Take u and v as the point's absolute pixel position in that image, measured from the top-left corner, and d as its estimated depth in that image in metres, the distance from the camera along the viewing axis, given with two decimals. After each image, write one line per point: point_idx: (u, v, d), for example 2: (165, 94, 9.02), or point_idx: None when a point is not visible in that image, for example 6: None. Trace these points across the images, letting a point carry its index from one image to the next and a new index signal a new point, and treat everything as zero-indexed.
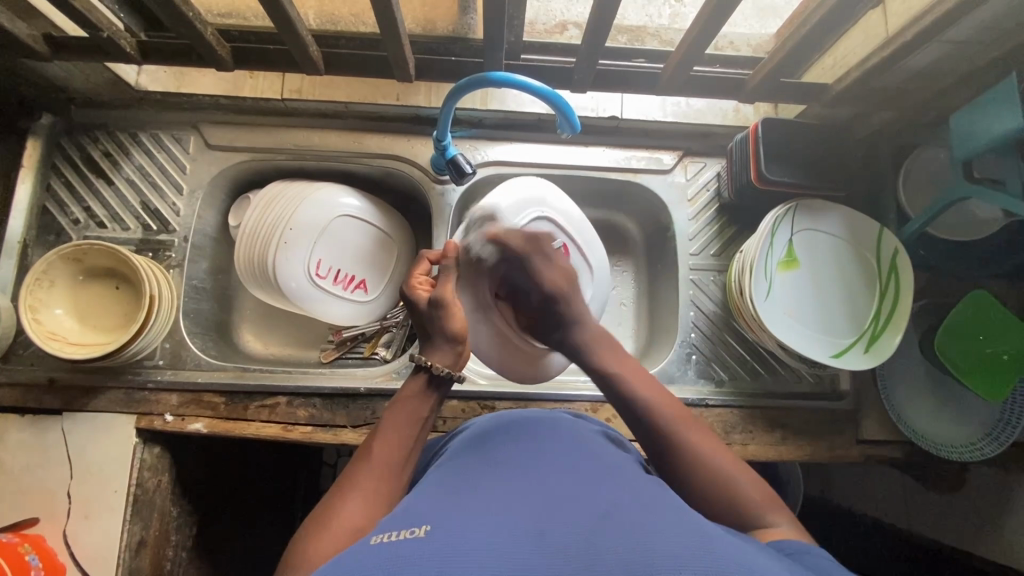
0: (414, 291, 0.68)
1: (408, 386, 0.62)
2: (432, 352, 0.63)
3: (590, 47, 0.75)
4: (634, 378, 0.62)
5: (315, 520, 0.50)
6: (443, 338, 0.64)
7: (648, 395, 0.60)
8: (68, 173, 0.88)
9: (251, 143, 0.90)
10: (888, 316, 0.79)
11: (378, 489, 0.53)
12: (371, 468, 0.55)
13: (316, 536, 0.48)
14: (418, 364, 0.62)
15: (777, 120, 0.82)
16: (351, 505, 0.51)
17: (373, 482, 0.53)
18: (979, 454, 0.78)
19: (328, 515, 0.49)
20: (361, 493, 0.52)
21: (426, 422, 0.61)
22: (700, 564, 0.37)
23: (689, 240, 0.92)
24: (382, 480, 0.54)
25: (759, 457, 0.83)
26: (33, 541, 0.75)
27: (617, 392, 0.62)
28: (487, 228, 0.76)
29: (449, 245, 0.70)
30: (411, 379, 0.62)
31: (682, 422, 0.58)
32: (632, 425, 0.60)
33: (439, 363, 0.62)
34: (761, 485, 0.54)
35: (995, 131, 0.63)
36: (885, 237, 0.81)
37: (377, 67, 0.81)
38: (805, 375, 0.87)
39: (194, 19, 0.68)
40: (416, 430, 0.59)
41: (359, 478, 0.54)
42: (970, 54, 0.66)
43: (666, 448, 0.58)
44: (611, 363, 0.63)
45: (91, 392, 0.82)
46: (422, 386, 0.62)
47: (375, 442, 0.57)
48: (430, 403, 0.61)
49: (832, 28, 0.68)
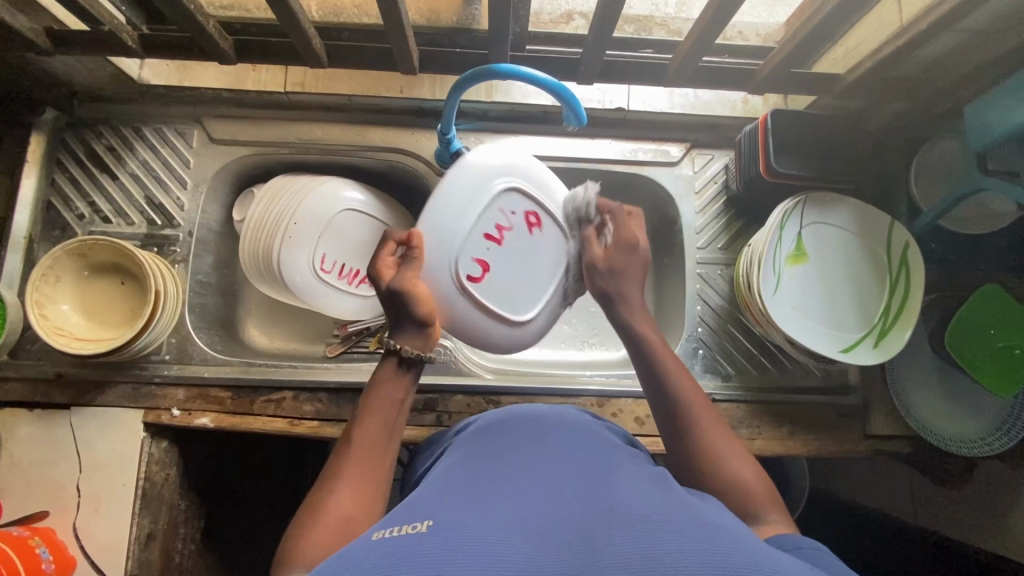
0: (377, 275, 0.63)
1: (381, 367, 0.61)
2: (398, 334, 0.61)
3: (598, 38, 0.73)
4: (663, 350, 0.62)
5: (304, 516, 0.50)
6: (408, 320, 0.61)
7: (675, 370, 0.61)
8: (72, 168, 0.88)
9: (254, 137, 0.90)
10: (898, 310, 0.78)
11: (365, 476, 0.54)
12: (355, 455, 0.55)
13: (308, 527, 0.49)
14: (387, 348, 0.61)
15: (785, 112, 0.80)
16: (339, 492, 0.52)
17: (358, 473, 0.54)
18: (989, 449, 0.77)
19: (317, 508, 0.50)
20: (348, 481, 0.53)
21: (408, 402, 0.60)
22: (700, 548, 0.37)
23: (697, 233, 0.91)
24: (369, 467, 0.55)
25: (766, 451, 0.82)
26: (43, 534, 0.76)
27: (645, 360, 0.62)
28: (451, 211, 0.66)
29: (415, 232, 0.64)
30: (383, 362, 0.61)
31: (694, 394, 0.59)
32: (650, 395, 0.61)
33: (407, 346, 0.60)
34: (761, 474, 0.55)
35: (1008, 122, 0.62)
36: (896, 230, 0.80)
37: (381, 59, 0.80)
38: (813, 370, 0.86)
39: (196, 12, 0.67)
40: (397, 411, 0.59)
41: (345, 470, 0.54)
42: (986, 44, 0.65)
43: (676, 417, 0.59)
44: (638, 321, 0.64)
45: (98, 387, 0.82)
46: (395, 367, 0.60)
47: (356, 430, 0.57)
48: (407, 381, 0.61)
49: (846, 16, 0.67)
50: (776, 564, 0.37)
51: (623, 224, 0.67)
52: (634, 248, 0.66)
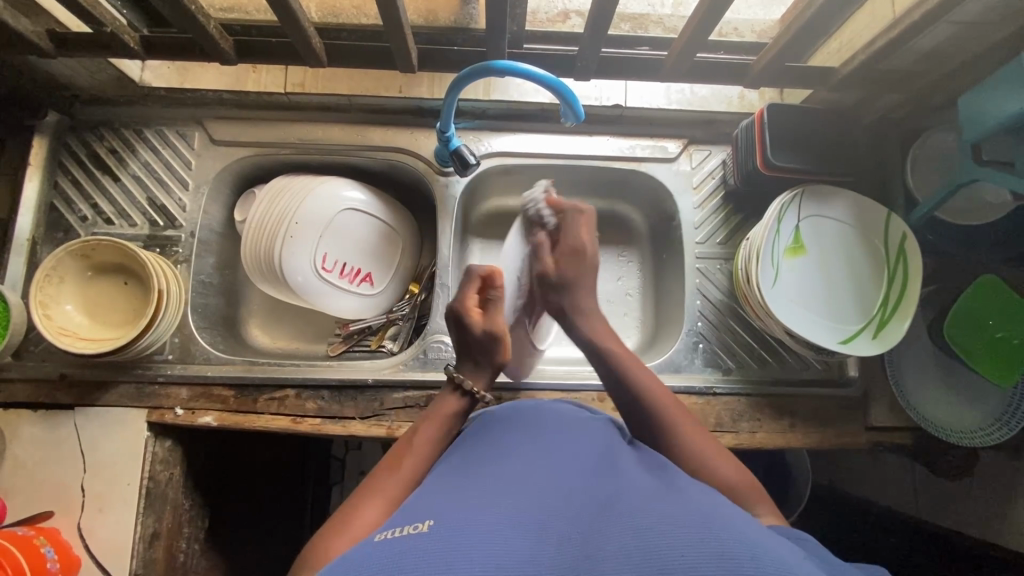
0: (467, 313, 0.68)
1: (440, 402, 0.66)
2: (474, 375, 0.68)
3: (594, 35, 0.74)
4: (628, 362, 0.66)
5: (335, 521, 0.52)
6: (488, 364, 0.69)
7: (639, 377, 0.64)
8: (75, 170, 0.89)
9: (255, 137, 0.90)
10: (897, 302, 0.79)
11: (397, 494, 0.55)
12: (394, 472, 0.57)
13: (337, 529, 0.50)
14: (455, 384, 0.67)
15: (781, 106, 0.81)
16: (371, 505, 0.53)
17: (396, 487, 0.56)
18: (992, 439, 0.77)
19: (348, 515, 0.52)
20: (381, 496, 0.54)
21: (452, 435, 0.64)
22: (701, 545, 0.37)
23: (695, 228, 0.91)
24: (403, 485, 0.56)
25: (767, 444, 0.82)
26: (49, 534, 0.76)
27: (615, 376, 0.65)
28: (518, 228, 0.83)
29: (499, 272, 0.71)
30: (443, 396, 0.67)
31: (668, 405, 0.62)
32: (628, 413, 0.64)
33: (477, 386, 0.67)
34: (745, 474, 0.57)
35: (1002, 112, 0.62)
36: (893, 221, 0.80)
37: (380, 59, 0.81)
38: (814, 363, 0.87)
39: (197, 13, 0.68)
40: (440, 443, 0.62)
41: (381, 484, 0.56)
42: (978, 34, 0.65)
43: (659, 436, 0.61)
44: (602, 338, 0.68)
45: (102, 387, 0.82)
46: (453, 402, 0.66)
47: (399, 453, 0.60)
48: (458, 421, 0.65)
49: (840, 10, 0.67)
50: (776, 558, 0.37)
51: (575, 228, 0.72)
52: (580, 256, 0.71)
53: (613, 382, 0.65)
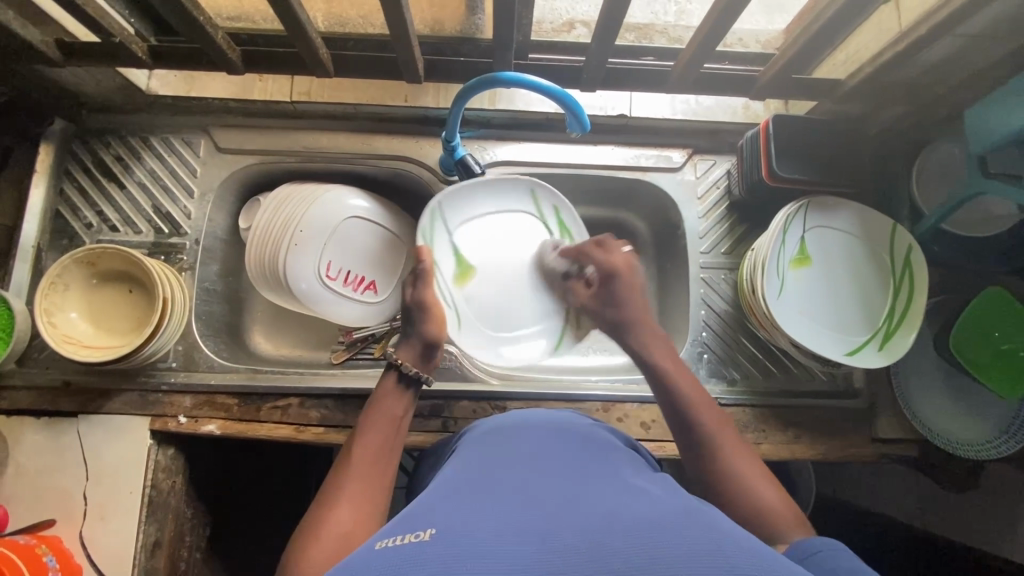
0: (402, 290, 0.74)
1: (383, 384, 0.67)
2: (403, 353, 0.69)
3: (600, 47, 0.74)
4: (679, 376, 0.66)
5: (305, 532, 0.52)
6: (419, 339, 0.70)
7: (691, 394, 0.64)
8: (82, 178, 0.89)
9: (260, 146, 0.91)
10: (902, 314, 0.79)
11: (364, 493, 0.56)
12: (355, 470, 0.58)
13: (309, 544, 0.50)
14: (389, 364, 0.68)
15: (788, 117, 0.81)
16: (339, 510, 0.53)
17: (360, 487, 0.56)
18: (997, 452, 0.77)
19: (317, 526, 0.52)
20: (348, 499, 0.55)
21: (404, 411, 0.66)
22: (709, 557, 0.37)
23: (700, 238, 0.91)
24: (369, 484, 0.57)
25: (772, 456, 0.82)
26: (50, 542, 0.76)
27: (668, 393, 0.65)
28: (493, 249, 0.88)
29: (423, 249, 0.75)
30: (384, 377, 0.68)
31: (717, 427, 0.62)
32: (672, 425, 0.64)
33: (408, 364, 0.68)
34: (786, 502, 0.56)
35: (1007, 128, 0.62)
36: (899, 233, 0.80)
37: (386, 68, 0.81)
38: (819, 374, 0.86)
39: (206, 23, 0.68)
40: (396, 427, 0.64)
41: (346, 486, 0.56)
42: (986, 47, 0.65)
43: (699, 446, 0.61)
44: (650, 351, 0.69)
45: (106, 395, 0.82)
46: (395, 382, 0.67)
47: (355, 451, 0.60)
48: (404, 400, 0.67)
49: (845, 24, 0.68)
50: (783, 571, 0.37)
51: (604, 260, 0.76)
52: (615, 276, 0.75)
53: (669, 403, 0.65)
